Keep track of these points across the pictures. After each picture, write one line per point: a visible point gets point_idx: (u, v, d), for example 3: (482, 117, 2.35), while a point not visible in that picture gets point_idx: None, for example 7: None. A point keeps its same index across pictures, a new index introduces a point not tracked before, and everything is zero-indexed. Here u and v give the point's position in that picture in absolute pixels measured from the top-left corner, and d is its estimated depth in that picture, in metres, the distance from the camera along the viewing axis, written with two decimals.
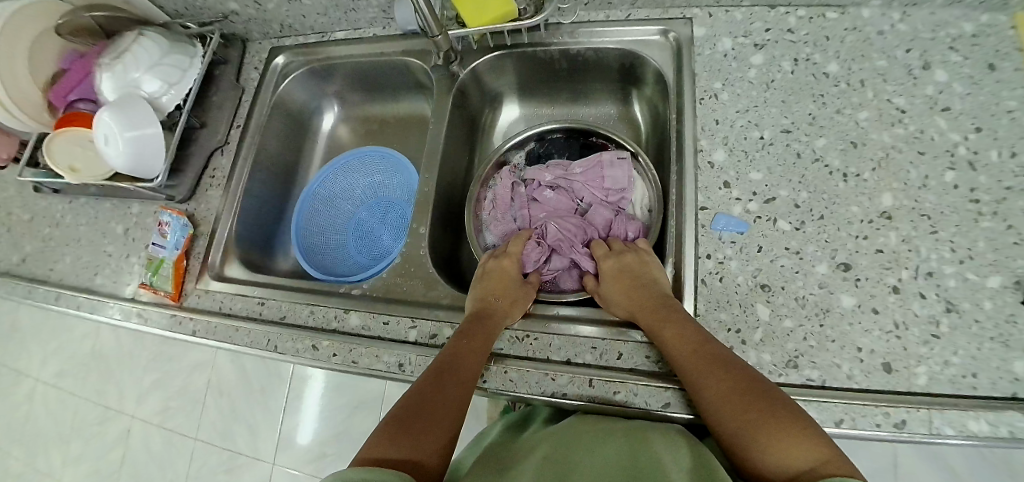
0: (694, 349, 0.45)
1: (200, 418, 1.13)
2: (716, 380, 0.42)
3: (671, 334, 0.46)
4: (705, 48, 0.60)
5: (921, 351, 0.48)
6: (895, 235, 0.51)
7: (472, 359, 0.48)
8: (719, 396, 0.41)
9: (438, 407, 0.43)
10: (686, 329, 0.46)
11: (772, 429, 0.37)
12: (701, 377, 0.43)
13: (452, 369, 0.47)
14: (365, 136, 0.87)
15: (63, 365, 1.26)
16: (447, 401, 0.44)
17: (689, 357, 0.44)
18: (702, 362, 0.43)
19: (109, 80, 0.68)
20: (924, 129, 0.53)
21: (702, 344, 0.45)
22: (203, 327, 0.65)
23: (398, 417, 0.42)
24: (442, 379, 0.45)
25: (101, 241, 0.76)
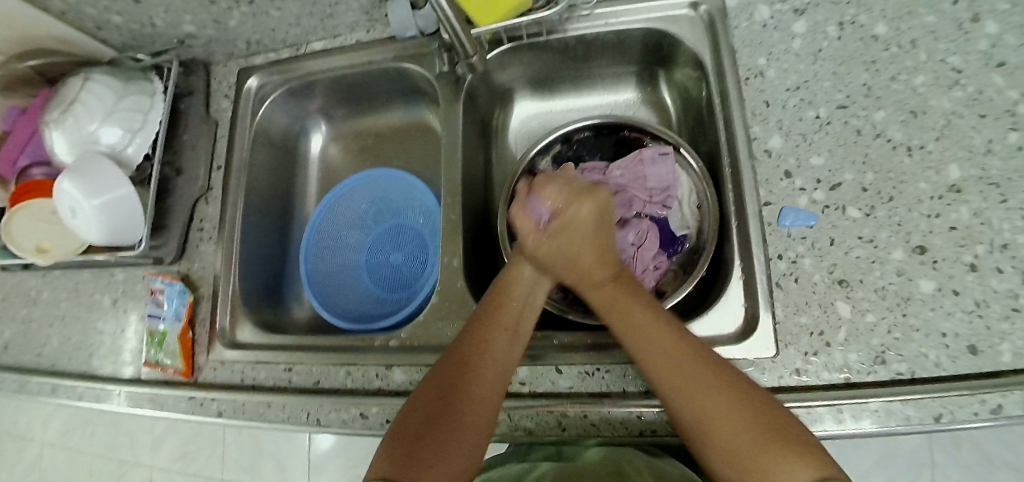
0: (656, 344, 0.41)
1: (224, 459, 1.07)
2: (687, 382, 0.38)
3: (636, 330, 0.42)
4: (742, 19, 0.56)
5: (1003, 327, 0.45)
6: (966, 209, 0.48)
7: (507, 346, 0.44)
8: (686, 396, 0.38)
9: (465, 403, 0.40)
10: (647, 321, 0.42)
11: (736, 445, 0.34)
12: (664, 378, 0.39)
13: (483, 359, 0.43)
14: (360, 152, 0.80)
15: (65, 426, 1.17)
16: (481, 397, 0.41)
17: (660, 351, 0.40)
18: (676, 362, 0.39)
19: (60, 136, 0.58)
20: (982, 89, 0.50)
21: (676, 339, 0.41)
22: (229, 406, 0.58)
23: (419, 418, 0.39)
24: (473, 371, 0.42)
25: (89, 317, 0.68)
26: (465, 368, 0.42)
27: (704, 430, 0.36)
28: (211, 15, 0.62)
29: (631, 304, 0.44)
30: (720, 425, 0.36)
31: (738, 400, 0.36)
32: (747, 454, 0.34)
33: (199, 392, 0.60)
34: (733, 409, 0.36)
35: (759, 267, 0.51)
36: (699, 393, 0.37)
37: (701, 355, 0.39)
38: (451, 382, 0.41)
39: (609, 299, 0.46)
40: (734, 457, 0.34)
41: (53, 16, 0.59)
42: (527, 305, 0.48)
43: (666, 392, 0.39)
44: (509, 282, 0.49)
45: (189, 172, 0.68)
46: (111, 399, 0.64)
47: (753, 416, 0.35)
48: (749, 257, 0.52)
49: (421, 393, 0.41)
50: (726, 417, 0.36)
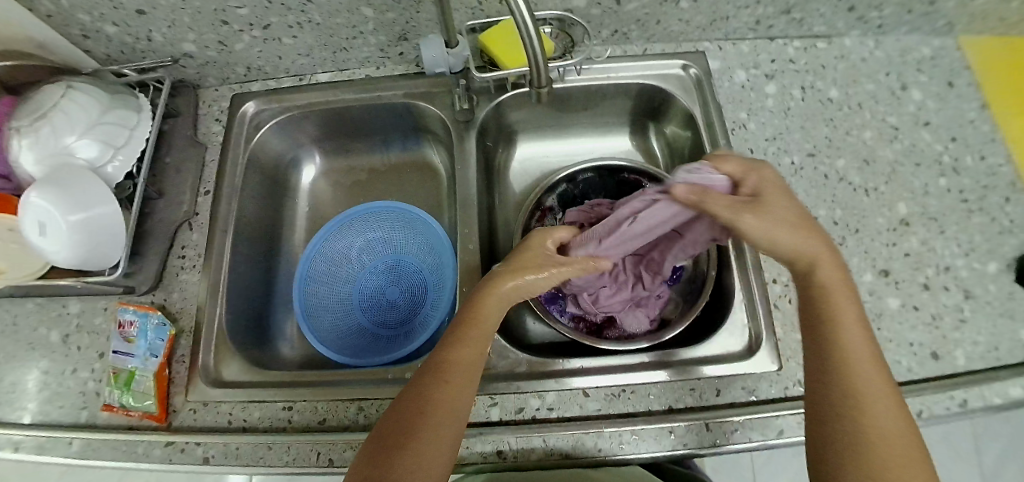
0: (864, 359, 0.39)
1: None
2: (877, 397, 0.37)
3: (837, 337, 0.40)
4: (724, 80, 0.66)
5: (956, 335, 0.53)
6: (915, 239, 0.57)
7: (476, 367, 0.43)
8: (869, 406, 0.37)
9: (434, 421, 0.39)
10: (856, 339, 0.40)
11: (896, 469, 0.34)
12: (836, 375, 0.38)
13: (454, 377, 0.42)
14: (350, 190, 0.77)
15: None
16: (451, 417, 0.40)
17: (869, 371, 0.38)
18: (880, 381, 0.38)
19: (27, 148, 0.53)
20: (915, 142, 0.61)
21: (878, 365, 0.39)
22: (217, 451, 0.52)
23: (388, 433, 0.39)
24: (440, 388, 0.41)
25: (32, 356, 0.59)
26: (433, 386, 0.41)
27: (878, 439, 0.36)
28: (218, 36, 0.61)
29: (849, 305, 0.41)
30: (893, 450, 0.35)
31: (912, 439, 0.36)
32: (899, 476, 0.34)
33: (178, 437, 0.53)
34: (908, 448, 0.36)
35: (759, 292, 0.55)
36: (888, 413, 0.36)
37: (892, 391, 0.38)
38: (418, 399, 0.40)
39: (830, 288, 0.42)
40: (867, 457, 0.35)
41: (39, 17, 0.55)
42: (500, 322, 0.46)
43: (846, 389, 0.38)
44: (484, 299, 0.46)
45: (173, 195, 0.63)
46: (53, 451, 0.54)
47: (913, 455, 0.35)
48: (747, 281, 0.57)
49: (393, 409, 0.42)
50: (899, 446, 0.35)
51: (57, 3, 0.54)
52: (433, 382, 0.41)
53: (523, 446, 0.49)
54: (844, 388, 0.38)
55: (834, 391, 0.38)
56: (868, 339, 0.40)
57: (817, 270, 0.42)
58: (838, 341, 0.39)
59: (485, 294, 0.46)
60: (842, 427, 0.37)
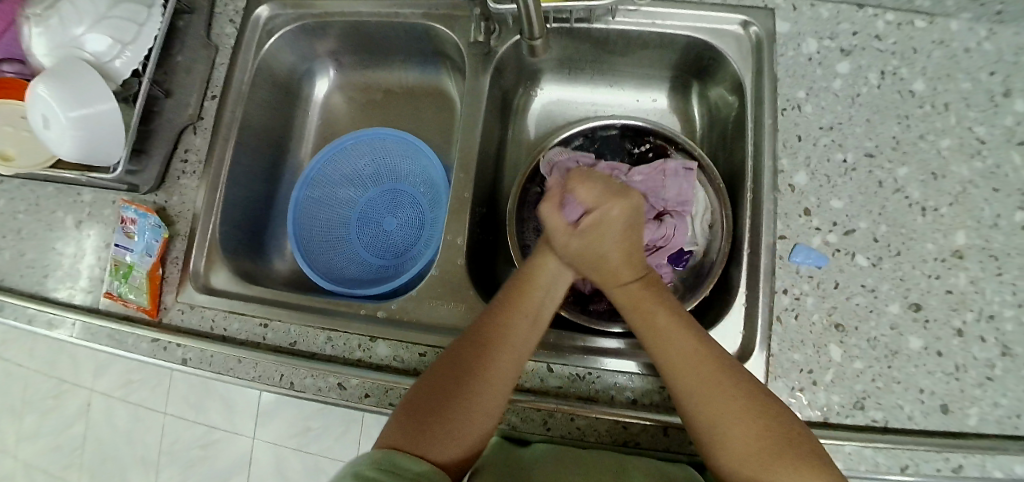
0: (688, 360, 0.40)
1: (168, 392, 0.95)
2: (711, 399, 0.38)
3: (665, 345, 0.41)
4: (789, 47, 0.56)
5: (975, 393, 0.47)
6: (964, 276, 0.49)
7: (523, 337, 0.43)
8: (710, 408, 0.38)
9: (483, 388, 0.40)
10: (683, 341, 0.40)
11: (752, 469, 0.35)
12: (694, 395, 0.39)
13: (505, 346, 0.42)
14: (366, 109, 0.74)
15: None
16: (496, 387, 0.41)
17: (693, 372, 0.39)
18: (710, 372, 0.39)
19: (41, 36, 0.54)
20: (1000, 163, 0.51)
21: (704, 347, 0.40)
22: (195, 355, 0.55)
23: (434, 393, 0.40)
24: (489, 358, 0.41)
25: (48, 234, 0.63)
26: (481, 354, 0.41)
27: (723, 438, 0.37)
28: None
29: (659, 309, 0.42)
30: (739, 444, 0.36)
31: (756, 405, 0.37)
32: (762, 464, 0.35)
33: (163, 336, 0.56)
34: (758, 428, 0.36)
35: (764, 301, 0.49)
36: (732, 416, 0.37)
37: (729, 367, 0.39)
38: (462, 367, 0.41)
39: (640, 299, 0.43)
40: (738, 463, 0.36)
41: None
42: (550, 295, 0.46)
43: (693, 416, 0.39)
44: (535, 274, 0.46)
45: (180, 96, 0.62)
46: (63, 326, 0.59)
47: (775, 431, 0.36)
48: (753, 286, 0.51)
49: (431, 373, 0.42)
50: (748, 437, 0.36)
51: None
52: (477, 350, 0.42)
53: None
54: (688, 412, 0.39)
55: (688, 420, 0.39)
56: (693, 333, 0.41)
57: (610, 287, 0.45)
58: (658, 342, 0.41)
59: (538, 267, 0.46)
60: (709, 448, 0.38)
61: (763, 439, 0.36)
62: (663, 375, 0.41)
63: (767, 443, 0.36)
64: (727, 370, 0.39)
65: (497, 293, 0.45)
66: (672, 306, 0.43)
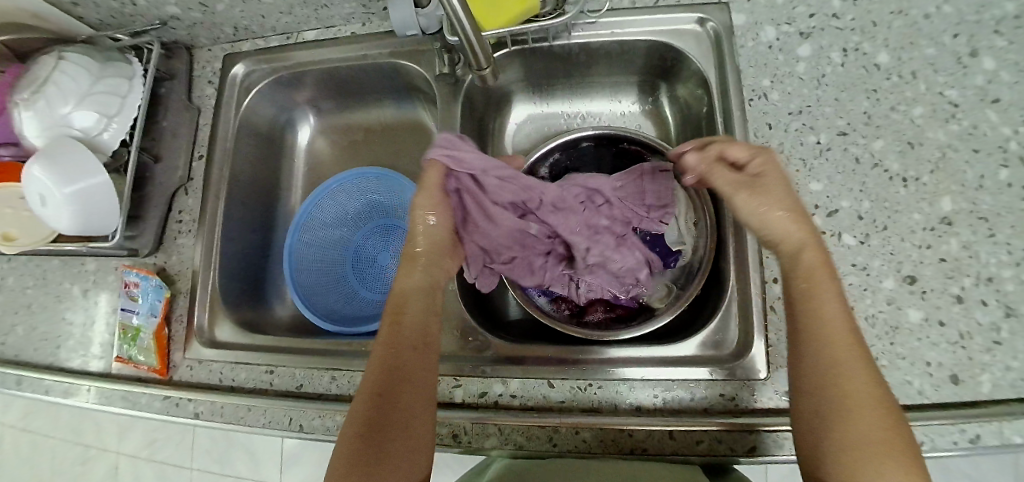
0: (845, 347, 0.37)
1: (193, 446, 0.97)
2: (858, 385, 0.36)
3: (831, 313, 0.39)
4: (748, 38, 0.56)
5: (984, 359, 0.46)
6: (956, 242, 0.49)
7: (416, 370, 0.42)
8: (848, 389, 0.36)
9: (399, 427, 0.39)
10: (840, 312, 0.39)
11: (869, 456, 0.33)
12: (859, 386, 0.36)
13: (405, 383, 0.41)
14: (349, 149, 0.76)
15: (24, 409, 1.06)
16: (408, 424, 0.40)
17: (850, 358, 0.37)
18: (850, 356, 0.37)
19: (28, 119, 0.55)
20: (977, 124, 0.51)
21: (854, 339, 0.38)
22: (206, 408, 0.56)
23: (357, 444, 0.39)
24: (391, 400, 0.40)
25: (57, 307, 0.65)
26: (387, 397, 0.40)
27: (858, 422, 0.35)
28: None
29: (832, 288, 0.40)
30: (864, 435, 0.34)
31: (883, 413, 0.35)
32: (873, 458, 0.33)
33: (175, 392, 0.57)
34: (895, 432, 0.34)
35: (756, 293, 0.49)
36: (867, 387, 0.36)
37: (874, 369, 0.37)
38: (370, 415, 0.39)
39: (813, 268, 0.41)
40: (854, 451, 0.34)
41: None
42: (426, 319, 0.45)
43: (831, 394, 0.36)
44: (401, 302, 0.46)
45: (169, 160, 0.65)
46: (79, 394, 0.61)
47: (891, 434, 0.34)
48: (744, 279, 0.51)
49: (348, 422, 0.40)
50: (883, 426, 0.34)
51: None
52: (381, 397, 0.40)
53: (479, 432, 0.49)
54: (825, 384, 0.37)
55: (810, 390, 0.37)
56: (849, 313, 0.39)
57: (803, 255, 0.42)
58: (812, 307, 0.39)
59: (399, 303, 0.46)
60: (819, 426, 0.36)
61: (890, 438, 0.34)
62: (810, 337, 0.39)
63: (885, 444, 0.34)
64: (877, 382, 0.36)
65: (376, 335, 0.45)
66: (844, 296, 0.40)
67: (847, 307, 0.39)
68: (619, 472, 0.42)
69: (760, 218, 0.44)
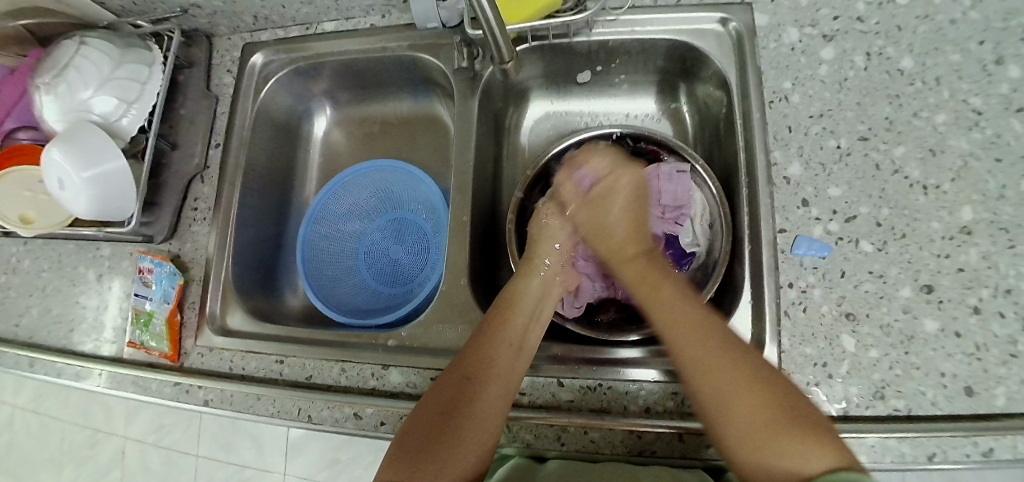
0: (693, 330, 0.42)
1: (200, 433, 0.97)
2: (726, 369, 0.39)
3: (667, 307, 0.45)
4: (770, 40, 0.56)
5: (1001, 371, 0.45)
6: (975, 252, 0.48)
7: (500, 367, 0.44)
8: (713, 367, 0.39)
9: (470, 420, 0.41)
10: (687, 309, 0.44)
11: (755, 427, 0.36)
12: (718, 375, 0.39)
13: (488, 375, 0.43)
14: (364, 142, 0.76)
15: (35, 390, 1.08)
16: (484, 415, 0.41)
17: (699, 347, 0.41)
18: (707, 335, 0.41)
19: (50, 103, 0.56)
20: (1000, 133, 0.50)
21: (713, 329, 0.42)
22: (216, 395, 0.57)
23: (431, 417, 0.42)
24: (475, 387, 0.42)
25: (71, 290, 0.65)
26: (462, 386, 0.43)
27: (739, 401, 0.37)
28: None
29: (670, 286, 0.48)
30: (758, 408, 0.37)
31: (767, 390, 0.37)
32: (768, 433, 0.35)
33: (185, 379, 0.58)
34: (779, 412, 0.36)
35: (770, 297, 0.49)
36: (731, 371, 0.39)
37: (741, 352, 0.40)
38: (451, 398, 0.42)
39: (643, 271, 0.50)
40: (751, 431, 0.36)
41: None
42: (531, 323, 0.49)
43: (693, 376, 0.40)
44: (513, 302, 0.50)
45: (186, 147, 0.65)
46: (91, 377, 0.61)
47: (801, 412, 0.36)
48: (758, 282, 0.51)
49: (429, 397, 0.44)
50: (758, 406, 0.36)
51: None
52: (462, 384, 0.43)
53: None
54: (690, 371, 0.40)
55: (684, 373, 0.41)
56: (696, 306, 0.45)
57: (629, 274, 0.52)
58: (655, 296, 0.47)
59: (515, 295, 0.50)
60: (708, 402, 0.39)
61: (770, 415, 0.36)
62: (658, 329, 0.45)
63: (773, 420, 0.36)
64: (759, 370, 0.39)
65: (477, 328, 0.48)
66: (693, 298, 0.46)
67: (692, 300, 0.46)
68: (626, 474, 0.42)
69: (605, 217, 0.57)
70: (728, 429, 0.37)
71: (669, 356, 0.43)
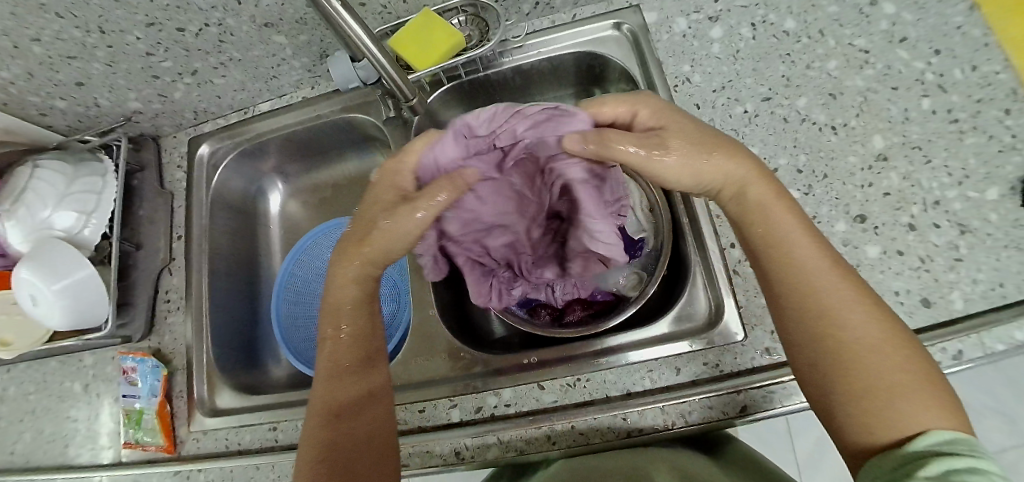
0: (824, 274, 0.40)
1: None
2: (861, 317, 0.38)
3: (802, 253, 0.41)
4: (663, 32, 0.60)
5: (950, 277, 0.47)
6: (896, 175, 0.51)
7: (355, 378, 0.47)
8: (853, 322, 0.37)
9: (356, 433, 0.45)
10: (811, 252, 0.41)
11: (881, 385, 0.35)
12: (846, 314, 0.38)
13: (354, 400, 0.46)
14: (320, 206, 0.79)
15: None
16: (365, 426, 0.45)
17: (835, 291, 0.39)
18: (852, 286, 0.39)
19: (14, 228, 0.59)
20: (890, 64, 0.54)
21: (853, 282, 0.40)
22: (217, 474, 0.57)
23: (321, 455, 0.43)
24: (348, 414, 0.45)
25: (60, 406, 0.66)
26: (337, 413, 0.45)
27: (870, 357, 0.36)
28: (156, 90, 0.64)
29: (797, 226, 0.42)
30: (887, 364, 0.36)
31: (906, 351, 0.36)
32: (891, 392, 0.35)
33: (185, 465, 0.58)
34: (907, 365, 0.36)
35: (717, 261, 0.51)
36: (868, 319, 0.38)
37: (878, 306, 0.39)
38: (332, 433, 0.44)
39: (760, 206, 0.44)
40: (869, 387, 0.36)
41: None
42: (367, 330, 0.50)
43: (825, 322, 0.38)
44: (339, 308, 0.50)
45: (150, 245, 0.68)
46: None
47: (923, 372, 0.36)
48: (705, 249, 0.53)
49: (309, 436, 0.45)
50: (891, 361, 0.36)
51: (6, 91, 0.60)
52: (332, 420, 0.45)
53: (480, 445, 0.50)
54: (820, 314, 0.39)
55: (812, 320, 0.39)
56: (829, 254, 0.41)
57: (749, 190, 0.44)
58: (777, 245, 0.42)
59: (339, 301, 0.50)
60: (835, 352, 0.37)
61: (898, 368, 0.36)
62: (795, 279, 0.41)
63: (902, 376, 0.35)
64: (900, 335, 0.37)
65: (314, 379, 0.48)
66: (818, 235, 0.43)
67: (822, 243, 0.42)
68: None
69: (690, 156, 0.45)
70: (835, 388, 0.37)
71: (808, 295, 0.40)
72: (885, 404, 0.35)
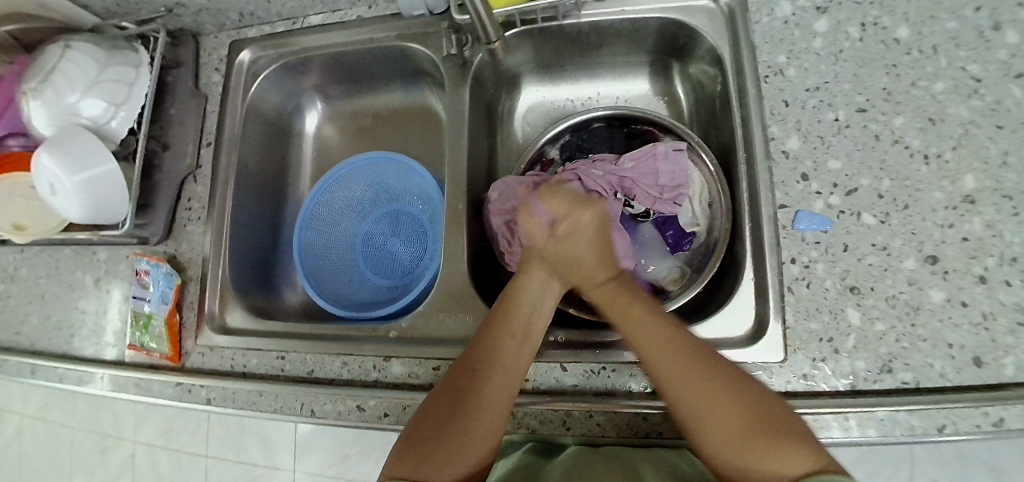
0: (663, 350, 0.42)
1: (209, 434, 0.98)
2: (694, 388, 0.39)
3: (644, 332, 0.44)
4: (763, 14, 0.55)
5: (1008, 341, 0.44)
6: (979, 221, 0.47)
7: (491, 360, 0.44)
8: (690, 400, 0.39)
9: (470, 417, 0.41)
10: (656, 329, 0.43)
11: (736, 449, 0.36)
12: (674, 382, 0.40)
13: (491, 365, 0.44)
14: (357, 135, 0.75)
15: (42, 400, 1.08)
16: (499, 393, 0.43)
17: (671, 360, 0.41)
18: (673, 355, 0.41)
19: (37, 109, 0.55)
20: (1001, 99, 0.49)
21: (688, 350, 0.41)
22: (218, 394, 0.56)
23: (427, 420, 0.41)
24: (478, 384, 0.42)
25: (70, 296, 0.65)
26: (465, 384, 0.43)
27: (713, 426, 0.37)
28: None
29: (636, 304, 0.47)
30: (725, 429, 0.37)
31: (735, 415, 0.37)
32: (756, 449, 0.35)
33: (187, 379, 0.58)
34: (744, 423, 0.37)
35: (772, 273, 0.49)
36: (702, 387, 0.39)
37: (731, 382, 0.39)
38: (450, 398, 0.42)
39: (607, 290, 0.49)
40: (734, 450, 0.36)
41: None
42: (535, 302, 0.49)
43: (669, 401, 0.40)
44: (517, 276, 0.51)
45: (177, 148, 0.65)
46: (94, 381, 0.61)
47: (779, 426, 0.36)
48: (760, 257, 0.51)
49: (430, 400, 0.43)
50: (728, 428, 0.37)
51: None
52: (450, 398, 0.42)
53: None
54: (679, 389, 0.40)
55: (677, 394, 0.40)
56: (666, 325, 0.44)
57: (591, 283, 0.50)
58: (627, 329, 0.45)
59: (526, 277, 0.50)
60: (690, 422, 0.39)
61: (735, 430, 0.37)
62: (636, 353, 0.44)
63: (744, 433, 0.36)
64: (736, 399, 0.38)
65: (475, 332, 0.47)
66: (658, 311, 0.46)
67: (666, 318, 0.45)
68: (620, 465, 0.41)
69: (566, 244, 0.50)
70: (719, 450, 0.37)
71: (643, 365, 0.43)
72: (756, 462, 0.35)
